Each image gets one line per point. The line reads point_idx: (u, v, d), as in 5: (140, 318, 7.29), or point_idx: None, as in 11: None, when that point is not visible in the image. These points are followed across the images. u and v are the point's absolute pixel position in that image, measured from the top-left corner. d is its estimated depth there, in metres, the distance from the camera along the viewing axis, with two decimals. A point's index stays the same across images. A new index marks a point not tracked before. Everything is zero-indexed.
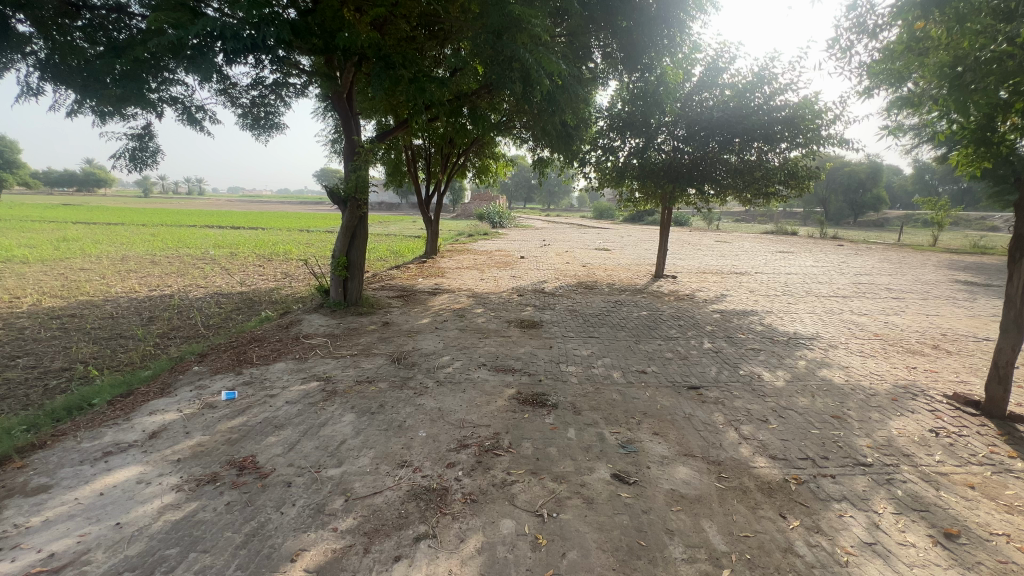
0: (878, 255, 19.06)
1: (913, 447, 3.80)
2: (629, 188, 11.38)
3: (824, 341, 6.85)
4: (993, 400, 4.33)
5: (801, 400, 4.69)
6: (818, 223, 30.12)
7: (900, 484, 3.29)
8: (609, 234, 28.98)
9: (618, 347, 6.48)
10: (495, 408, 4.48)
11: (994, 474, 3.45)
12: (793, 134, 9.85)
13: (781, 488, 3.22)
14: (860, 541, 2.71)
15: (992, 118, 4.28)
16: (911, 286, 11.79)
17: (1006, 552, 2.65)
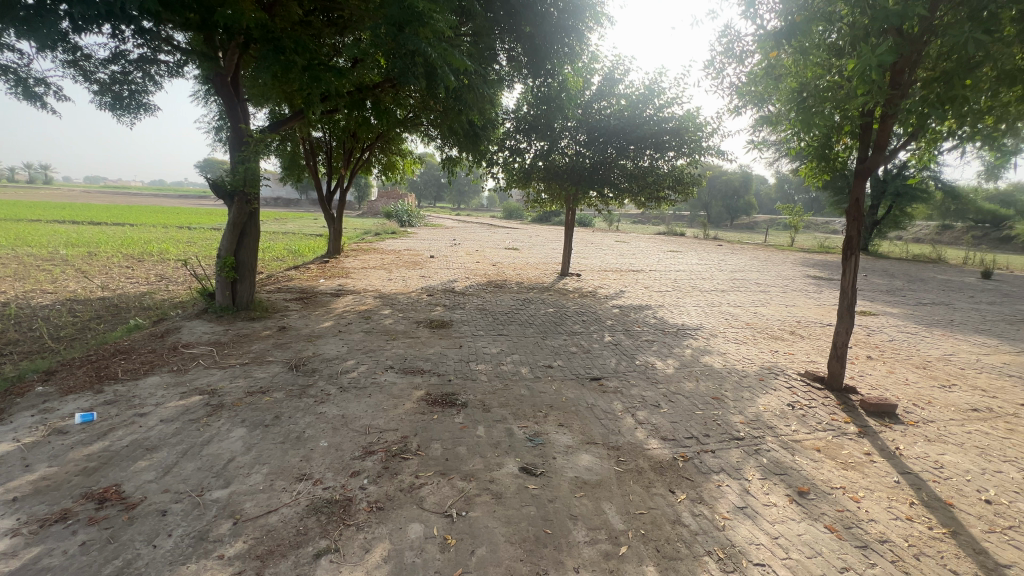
0: (750, 254, 21.71)
1: (775, 419, 4.39)
2: (536, 189, 11.73)
3: (706, 331, 7.66)
4: (833, 375, 5.13)
5: (688, 385, 5.20)
6: (702, 225, 33.52)
7: (766, 453, 3.78)
8: (518, 234, 29.61)
9: (526, 344, 6.66)
10: (403, 411, 4.37)
11: (835, 437, 4.10)
12: (680, 143, 10.76)
13: (671, 466, 3.53)
14: (734, 506, 3.07)
15: (828, 138, 5.04)
16: (774, 281, 13.60)
17: (842, 501, 3.16)
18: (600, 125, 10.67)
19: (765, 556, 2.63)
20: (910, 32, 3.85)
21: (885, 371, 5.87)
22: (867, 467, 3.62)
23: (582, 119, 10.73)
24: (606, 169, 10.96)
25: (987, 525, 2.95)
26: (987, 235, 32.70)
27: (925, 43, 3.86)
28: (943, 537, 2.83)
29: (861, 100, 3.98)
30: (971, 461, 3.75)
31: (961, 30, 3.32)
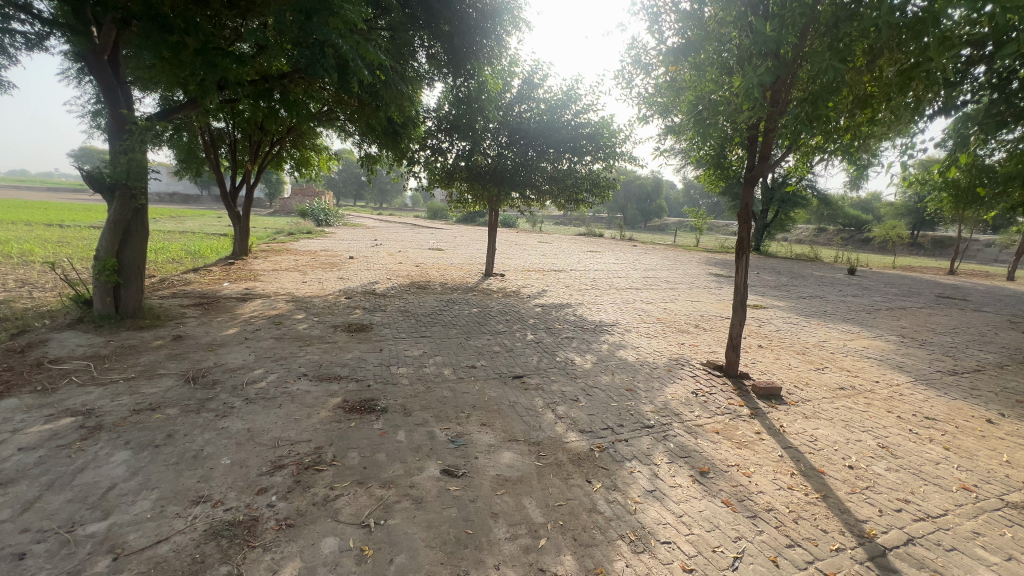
0: (660, 254, 23.30)
1: (681, 407, 4.75)
2: (459, 189, 11.67)
3: (621, 326, 8.09)
4: (730, 363, 5.65)
5: (604, 378, 5.45)
6: (618, 227, 35.37)
7: (673, 438, 4.07)
8: (442, 234, 29.28)
9: (449, 345, 6.60)
10: (317, 420, 4.14)
11: (731, 419, 4.53)
12: (596, 148, 11.23)
13: (588, 457, 3.69)
14: (644, 490, 3.27)
15: (723, 147, 5.54)
16: (681, 279, 14.70)
17: (736, 477, 3.50)
18: (520, 128, 10.86)
19: (671, 534, 2.84)
20: (784, 56, 4.35)
21: (772, 358, 6.59)
22: (757, 444, 4.04)
23: (504, 121, 10.87)
24: (526, 171, 11.16)
25: (849, 487, 3.42)
26: (852, 237, 37.92)
27: (797, 66, 4.37)
28: (816, 501, 3.24)
29: (747, 114, 4.43)
30: (838, 433, 4.32)
31: (823, 58, 3.81)
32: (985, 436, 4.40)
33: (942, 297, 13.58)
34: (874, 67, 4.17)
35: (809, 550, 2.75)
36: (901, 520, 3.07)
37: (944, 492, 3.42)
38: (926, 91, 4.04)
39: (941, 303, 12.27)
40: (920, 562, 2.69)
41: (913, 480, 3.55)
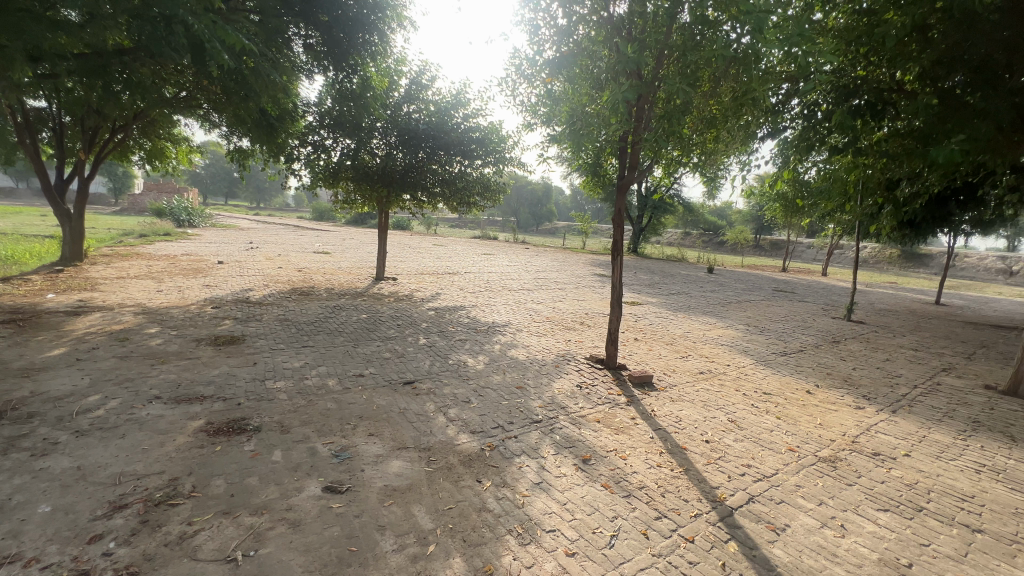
0: (550, 256, 24.45)
1: (567, 400, 5.02)
2: (345, 189, 11.07)
3: (513, 326, 8.32)
4: (610, 356, 6.12)
5: (495, 378, 5.56)
6: (512, 230, 36.35)
7: (559, 430, 4.29)
8: (329, 237, 27.56)
9: (334, 354, 6.22)
10: (172, 448, 3.62)
11: (610, 408, 4.90)
12: (486, 153, 11.35)
13: (478, 457, 3.72)
14: (532, 483, 3.40)
15: (598, 156, 6.00)
16: (569, 279, 15.57)
17: (614, 461, 3.80)
18: (409, 128, 10.59)
19: (556, 521, 2.98)
20: (646, 76, 4.82)
21: (646, 349, 7.26)
22: (632, 429, 4.42)
23: (391, 121, 10.55)
24: (416, 173, 10.95)
25: (705, 459, 3.90)
26: (710, 240, 43.43)
27: (656, 86, 4.88)
28: (679, 475, 3.64)
29: (615, 126, 4.82)
30: (698, 412, 4.91)
31: (676, 80, 4.29)
32: (805, 404, 5.31)
33: (777, 290, 16.16)
34: (717, 92, 4.81)
35: (673, 519, 3.07)
36: (744, 482, 3.58)
37: (776, 454, 4.06)
38: (755, 116, 4.76)
39: (775, 296, 14.58)
40: (758, 516, 3.16)
41: (754, 447, 4.16)
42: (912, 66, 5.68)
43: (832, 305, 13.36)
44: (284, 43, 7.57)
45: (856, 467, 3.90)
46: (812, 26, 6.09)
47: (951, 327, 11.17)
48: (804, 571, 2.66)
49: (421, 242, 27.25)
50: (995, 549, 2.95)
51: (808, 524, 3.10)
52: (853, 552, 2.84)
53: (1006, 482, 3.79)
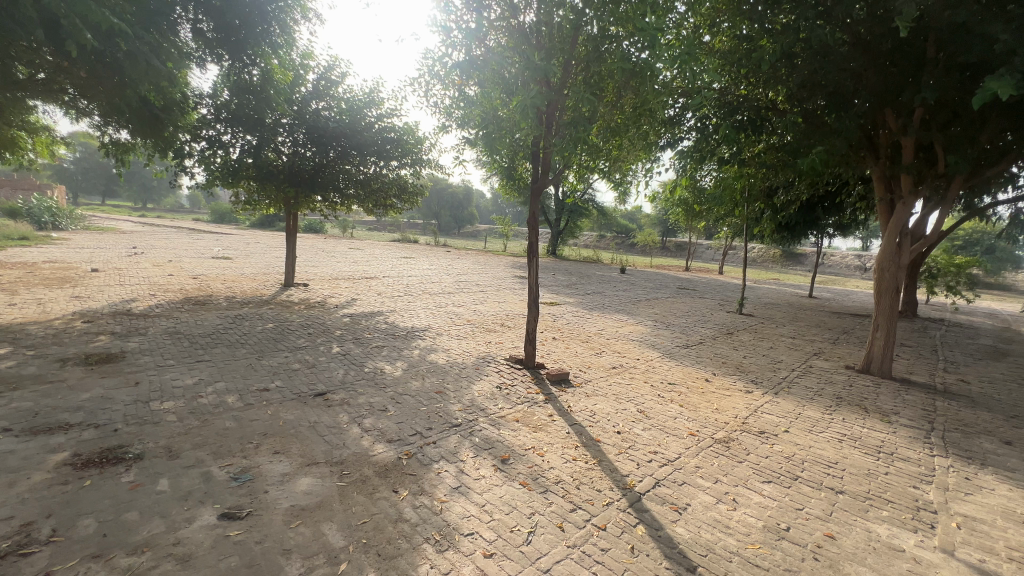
0: (472, 259, 24.45)
1: (487, 401, 5.04)
2: (247, 188, 10.22)
3: (433, 330, 8.19)
4: (529, 356, 6.24)
5: (414, 384, 5.42)
6: (433, 233, 35.85)
7: (478, 433, 4.29)
8: (230, 240, 25.31)
9: (235, 367, 5.70)
10: (27, 488, 3.09)
11: (529, 407, 5.00)
12: (402, 154, 10.97)
13: (394, 467, 3.60)
14: (450, 488, 3.36)
15: (512, 160, 6.11)
16: (491, 282, 15.68)
17: (532, 458, 3.87)
18: (318, 126, 10.00)
19: (474, 525, 2.97)
20: (554, 83, 5.00)
21: (563, 347, 7.51)
22: (550, 426, 4.54)
23: (298, 117, 9.92)
24: (328, 172, 10.50)
25: (616, 449, 4.12)
26: (623, 243, 46.12)
27: (564, 94, 5.08)
28: (593, 466, 3.80)
29: (526, 130, 4.94)
30: (610, 405, 5.17)
31: (581, 90, 4.50)
32: (704, 392, 5.81)
33: (681, 288, 17.52)
34: (619, 103, 5.10)
35: (587, 510, 3.20)
36: (650, 468, 3.83)
37: (678, 439, 4.40)
38: (653, 127, 5.13)
39: (680, 293, 15.80)
40: (662, 498, 3.39)
41: (659, 435, 4.46)
42: (781, 88, 6.45)
43: (727, 300, 14.76)
44: (176, 30, 6.94)
45: (745, 445, 4.34)
46: (701, 47, 6.69)
47: (821, 317, 12.83)
48: (702, 545, 2.89)
49: (336, 245, 25.96)
50: (854, 506, 3.42)
51: (706, 501, 3.38)
52: (743, 523, 3.14)
53: (861, 448, 4.42)
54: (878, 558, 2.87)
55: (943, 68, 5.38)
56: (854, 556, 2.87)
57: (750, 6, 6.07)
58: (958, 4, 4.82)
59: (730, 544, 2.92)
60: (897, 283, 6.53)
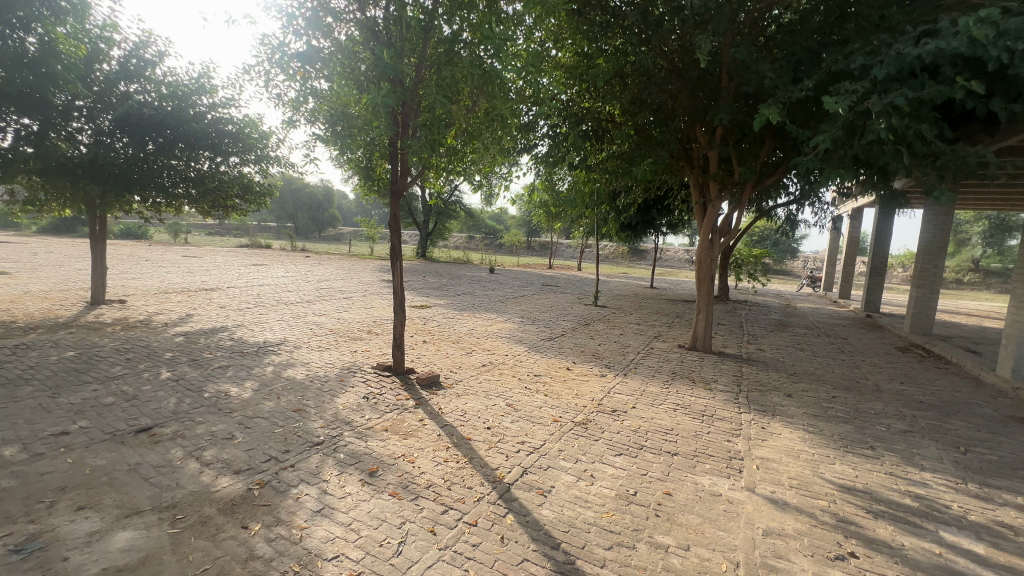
0: (336, 264, 22.94)
1: (352, 414, 4.77)
2: (27, 184, 8.15)
3: (290, 344, 7.48)
4: (397, 362, 6.07)
5: (266, 405, 4.88)
6: (289, 237, 32.66)
7: (343, 448, 4.04)
8: (4, 250, 19.95)
9: (16, 411, 4.49)
10: None
11: (399, 414, 4.85)
12: (243, 150, 9.72)
13: (244, 500, 3.21)
14: (311, 512, 3.11)
15: (369, 158, 5.85)
16: (356, 287, 14.86)
17: (402, 466, 3.78)
18: (128, 111, 8.29)
19: (339, 546, 2.79)
20: (407, 83, 4.91)
21: (434, 350, 7.45)
22: (420, 430, 4.48)
23: (100, 100, 8.19)
24: (145, 167, 8.86)
25: (487, 444, 4.23)
26: (491, 244, 47.52)
27: (418, 94, 5.00)
28: (464, 465, 3.84)
29: (379, 129, 4.75)
30: (480, 402, 5.28)
31: (432, 91, 4.48)
32: (565, 380, 6.27)
33: (545, 285, 18.64)
34: (474, 108, 5.22)
35: (458, 509, 3.23)
36: (519, 458, 4.01)
37: (543, 426, 4.68)
38: (506, 132, 5.35)
39: (545, 290, 16.78)
40: (530, 485, 3.57)
41: (526, 425, 4.70)
42: (616, 103, 7.23)
43: (584, 294, 16.12)
44: None
45: (600, 424, 4.80)
46: (547, 59, 7.16)
47: (660, 304, 14.75)
48: (565, 521, 3.12)
49: (164, 253, 22.17)
50: (685, 464, 4.02)
51: (568, 481, 3.66)
52: (599, 494, 3.48)
53: (690, 414, 5.20)
54: (703, 504, 3.41)
55: (732, 95, 6.59)
56: (686, 506, 3.37)
57: (587, 27, 6.68)
58: (739, 44, 5.94)
59: (589, 516, 3.20)
60: (711, 272, 7.80)
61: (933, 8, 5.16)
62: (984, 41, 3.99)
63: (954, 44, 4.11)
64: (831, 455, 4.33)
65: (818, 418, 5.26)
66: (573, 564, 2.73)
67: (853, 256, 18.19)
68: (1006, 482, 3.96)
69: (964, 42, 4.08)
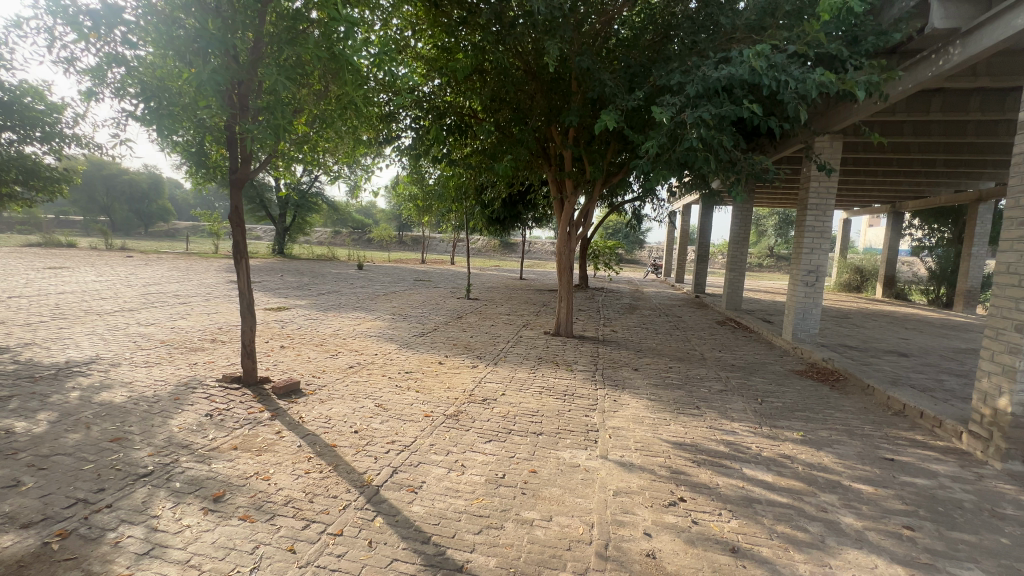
0: (169, 264, 19.63)
1: (191, 435, 4.16)
2: None
3: (104, 361, 6.22)
4: (248, 372, 5.45)
5: (70, 438, 4.00)
6: (102, 232, 26.71)
7: (179, 475, 3.51)
8: None
9: None
10: None
11: (251, 429, 4.37)
12: (23, 125, 7.69)
13: (36, 558, 2.59)
14: (136, 556, 2.66)
15: (200, 141, 5.10)
16: (196, 291, 12.94)
17: (254, 486, 3.42)
18: None
19: None
20: (242, 59, 4.40)
21: (293, 355, 6.83)
22: (277, 444, 4.10)
23: None
24: None
25: (354, 449, 4.04)
26: (359, 240, 45.05)
27: (256, 72, 4.50)
28: (328, 474, 3.62)
29: (209, 108, 4.17)
30: (347, 406, 5.01)
31: (271, 70, 4.05)
32: (438, 374, 6.27)
33: (418, 280, 18.31)
34: (326, 93, 4.89)
35: (321, 521, 3.04)
36: (388, 458, 3.91)
37: (414, 423, 4.62)
38: (361, 121, 5.10)
39: (417, 285, 16.44)
40: (400, 484, 3.51)
41: (396, 424, 4.59)
42: (476, 98, 7.37)
43: (457, 288, 16.18)
44: None
45: (471, 414, 4.91)
46: (406, 48, 6.99)
47: (528, 295, 15.50)
48: (436, 514, 3.14)
49: None
50: (549, 442, 4.32)
51: (439, 474, 3.68)
52: (469, 482, 3.56)
53: (554, 395, 5.59)
54: (564, 476, 3.71)
55: (580, 99, 7.17)
56: (549, 481, 3.63)
57: (445, 20, 6.68)
58: (584, 53, 6.47)
59: (459, 505, 3.26)
60: (570, 263, 8.42)
61: (728, 38, 6.22)
62: (760, 70, 4.93)
63: (741, 71, 5.02)
64: (667, 417, 5.04)
65: (658, 387, 6.08)
66: (443, 554, 2.77)
67: (685, 246, 21.22)
68: (787, 422, 5.04)
69: (747, 70, 5.01)
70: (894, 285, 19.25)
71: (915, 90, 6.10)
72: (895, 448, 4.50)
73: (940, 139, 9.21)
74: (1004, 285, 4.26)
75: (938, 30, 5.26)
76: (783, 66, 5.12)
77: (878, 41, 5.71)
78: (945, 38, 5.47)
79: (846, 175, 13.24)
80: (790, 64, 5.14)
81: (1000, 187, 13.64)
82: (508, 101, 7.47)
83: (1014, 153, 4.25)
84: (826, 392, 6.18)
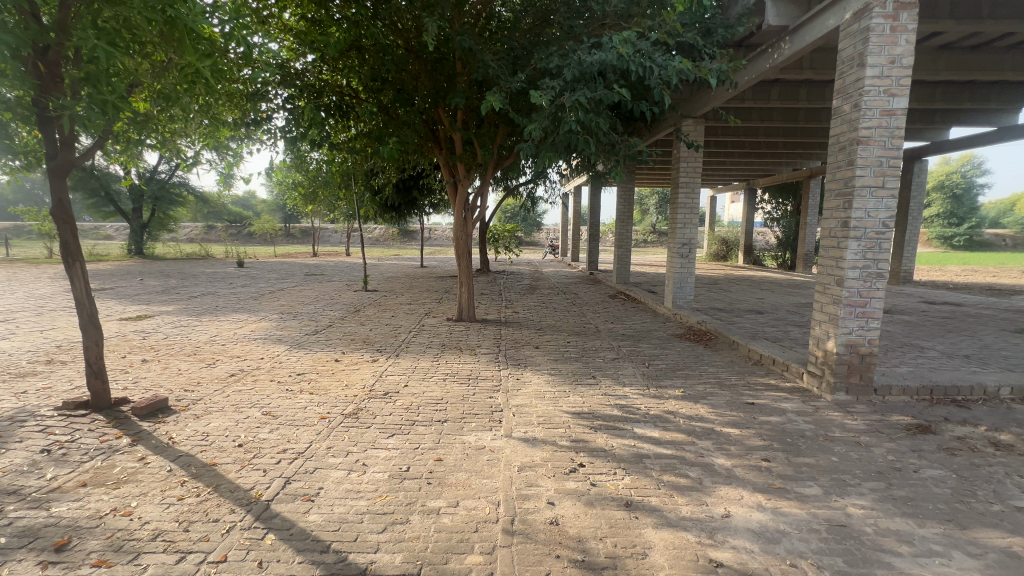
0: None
1: (21, 478, 3.44)
2: None
3: None
4: (97, 394, 4.65)
5: None
6: None
7: (7, 528, 2.90)
8: None
9: None
10: None
11: (105, 460, 3.74)
12: None
13: None
14: None
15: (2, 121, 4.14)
16: (23, 304, 10.72)
17: (111, 524, 2.94)
18: None
19: None
20: (46, 20, 3.63)
21: (159, 369, 5.97)
22: (140, 472, 3.56)
23: None
24: None
25: (238, 465, 3.65)
26: (238, 235, 40.61)
27: (70, 38, 3.74)
28: (207, 497, 3.23)
29: (6, 79, 3.39)
30: (227, 419, 4.50)
31: (88, 33, 3.39)
32: (334, 372, 5.90)
33: (309, 275, 17.09)
34: (169, 65, 4.25)
35: (199, 550, 2.71)
36: (279, 469, 3.60)
37: (309, 428, 4.31)
38: (217, 97, 4.51)
39: (309, 280, 15.28)
40: (293, 494, 3.26)
41: (288, 431, 4.24)
42: (356, 77, 6.94)
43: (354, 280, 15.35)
44: None
45: (372, 410, 4.71)
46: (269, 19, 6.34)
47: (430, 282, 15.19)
48: (335, 520, 2.97)
49: None
50: (454, 428, 4.30)
51: (338, 478, 3.47)
52: (370, 481, 3.41)
53: (458, 380, 5.58)
54: (469, 460, 3.72)
55: (466, 81, 7.08)
56: (455, 466, 3.61)
57: None
58: (465, 33, 6.37)
59: (361, 506, 3.11)
60: (468, 247, 8.36)
61: (600, 24, 6.51)
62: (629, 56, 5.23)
63: (611, 57, 5.29)
64: (567, 389, 5.29)
65: (557, 361, 6.35)
66: (344, 560, 2.63)
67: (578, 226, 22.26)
68: (669, 381, 5.56)
69: (617, 56, 5.30)
70: (751, 253, 22.14)
71: (758, 79, 6.94)
72: (755, 393, 5.21)
73: (779, 124, 10.66)
74: (827, 247, 5.08)
75: (772, 27, 5.99)
76: (648, 53, 5.49)
77: (727, 34, 6.37)
78: (777, 34, 6.26)
79: (709, 156, 14.82)
80: (654, 51, 5.52)
81: (822, 165, 16.23)
82: (390, 81, 7.14)
83: (829, 136, 5.02)
84: (701, 350, 6.94)
